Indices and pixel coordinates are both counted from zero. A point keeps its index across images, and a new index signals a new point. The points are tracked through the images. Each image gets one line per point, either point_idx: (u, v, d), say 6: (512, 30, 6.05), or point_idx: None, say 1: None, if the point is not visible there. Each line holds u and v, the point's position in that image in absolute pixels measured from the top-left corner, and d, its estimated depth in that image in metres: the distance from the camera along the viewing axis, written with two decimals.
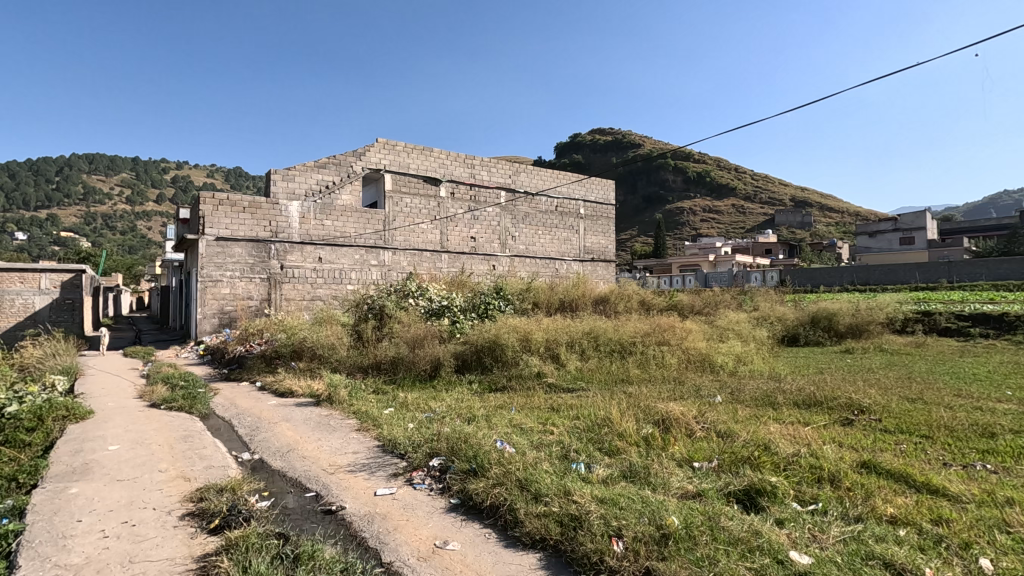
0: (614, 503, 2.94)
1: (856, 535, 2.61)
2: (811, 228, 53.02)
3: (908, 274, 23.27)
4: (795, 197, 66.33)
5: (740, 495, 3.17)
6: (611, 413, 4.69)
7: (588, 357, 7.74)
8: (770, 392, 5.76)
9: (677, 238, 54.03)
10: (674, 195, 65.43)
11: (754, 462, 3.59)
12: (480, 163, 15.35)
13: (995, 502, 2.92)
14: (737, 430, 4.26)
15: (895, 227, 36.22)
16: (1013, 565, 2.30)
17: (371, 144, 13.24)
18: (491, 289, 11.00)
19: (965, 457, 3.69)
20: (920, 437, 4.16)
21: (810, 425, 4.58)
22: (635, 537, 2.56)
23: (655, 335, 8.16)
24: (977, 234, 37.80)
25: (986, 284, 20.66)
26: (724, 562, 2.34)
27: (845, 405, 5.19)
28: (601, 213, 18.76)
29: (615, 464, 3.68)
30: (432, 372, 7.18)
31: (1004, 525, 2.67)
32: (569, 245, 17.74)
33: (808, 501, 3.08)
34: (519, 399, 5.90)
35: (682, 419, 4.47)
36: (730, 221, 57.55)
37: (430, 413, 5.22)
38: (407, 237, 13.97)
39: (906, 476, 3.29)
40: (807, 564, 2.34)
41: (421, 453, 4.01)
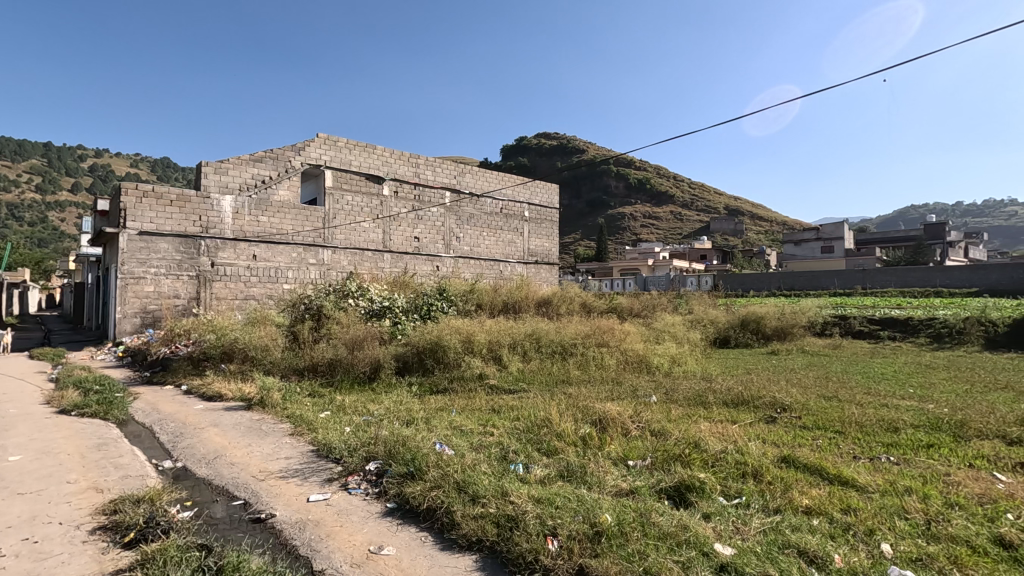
0: (551, 503, 2.99)
1: (774, 526, 2.77)
2: (742, 236, 55.85)
3: (828, 281, 24.93)
4: (728, 206, 69.68)
5: (671, 492, 3.29)
6: (550, 414, 4.75)
7: (530, 358, 7.83)
8: (702, 392, 6.02)
9: (619, 242, 55.46)
10: (616, 200, 67.20)
11: (684, 459, 3.74)
12: (425, 163, 15.22)
13: (897, 491, 3.18)
14: (670, 428, 4.43)
15: (817, 237, 38.75)
16: (910, 547, 2.52)
17: (312, 139, 12.84)
18: (434, 290, 10.92)
19: (872, 450, 4.00)
20: (834, 432, 4.47)
21: (737, 422, 4.82)
22: (570, 535, 2.61)
23: (595, 337, 8.35)
24: (887, 245, 41.03)
25: (895, 291, 22.46)
26: (653, 556, 2.42)
27: (769, 403, 5.50)
28: (545, 217, 19.01)
29: (553, 464, 3.74)
30: (372, 374, 7.04)
31: (903, 512, 2.91)
32: (514, 247, 17.86)
33: (732, 495, 3.25)
34: (460, 401, 5.88)
35: (619, 419, 4.59)
36: (669, 227, 59.73)
37: (368, 416, 5.11)
38: (348, 235, 13.63)
39: (820, 469, 3.52)
40: (730, 555, 2.47)
41: (357, 457, 3.92)
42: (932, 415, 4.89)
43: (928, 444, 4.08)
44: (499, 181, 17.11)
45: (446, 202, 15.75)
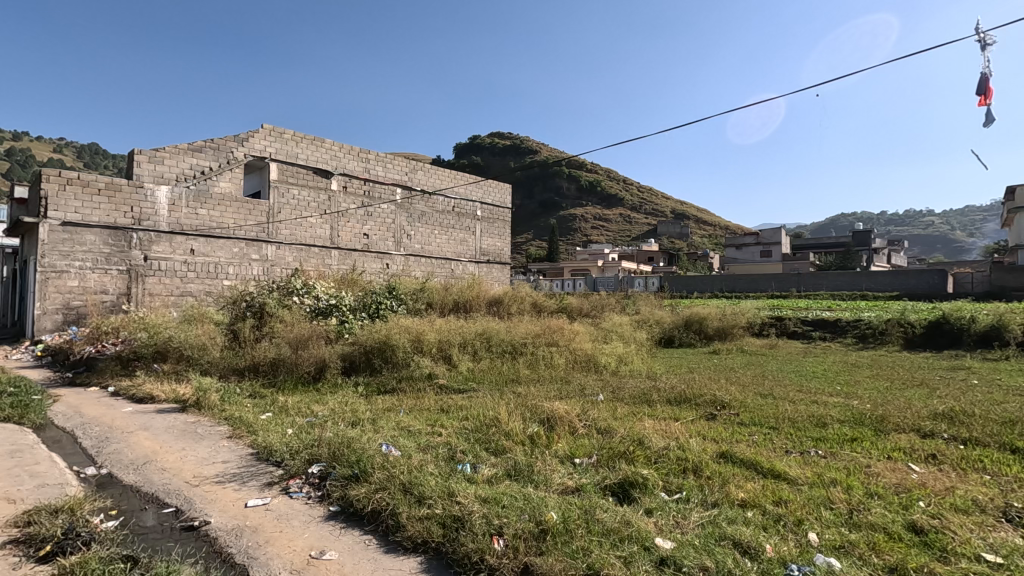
0: (497, 502, 2.99)
1: (712, 519, 2.88)
2: (687, 239, 57.81)
3: (766, 284, 26.15)
4: (675, 210, 71.95)
5: (615, 488, 3.36)
6: (499, 414, 4.77)
7: (480, 357, 7.83)
8: (647, 391, 6.19)
9: (570, 243, 56.25)
10: (568, 202, 68.05)
11: (629, 456, 3.83)
12: (375, 158, 14.94)
13: (824, 482, 3.38)
14: (616, 426, 4.53)
15: (757, 241, 40.59)
16: (834, 536, 2.68)
17: (256, 129, 12.35)
18: (384, 288, 10.73)
19: (803, 445, 4.23)
20: (768, 428, 4.70)
21: (679, 420, 4.99)
22: (515, 534, 2.63)
23: (544, 336, 8.44)
24: (820, 250, 43.43)
25: (826, 294, 23.80)
26: (597, 552, 2.47)
27: (709, 401, 5.72)
28: (497, 216, 19.04)
29: (500, 463, 3.75)
30: (317, 374, 6.84)
31: (829, 503, 3.08)
32: (465, 246, 17.79)
33: (673, 490, 3.36)
34: (408, 401, 5.81)
35: (567, 417, 4.66)
36: (618, 229, 61.07)
37: (312, 417, 4.96)
38: (294, 231, 13.19)
39: (755, 464, 3.70)
40: (670, 548, 2.54)
41: (299, 460, 3.80)
42: (857, 411, 5.22)
43: (853, 438, 4.35)
44: (452, 179, 17.00)
45: (397, 198, 15.51)
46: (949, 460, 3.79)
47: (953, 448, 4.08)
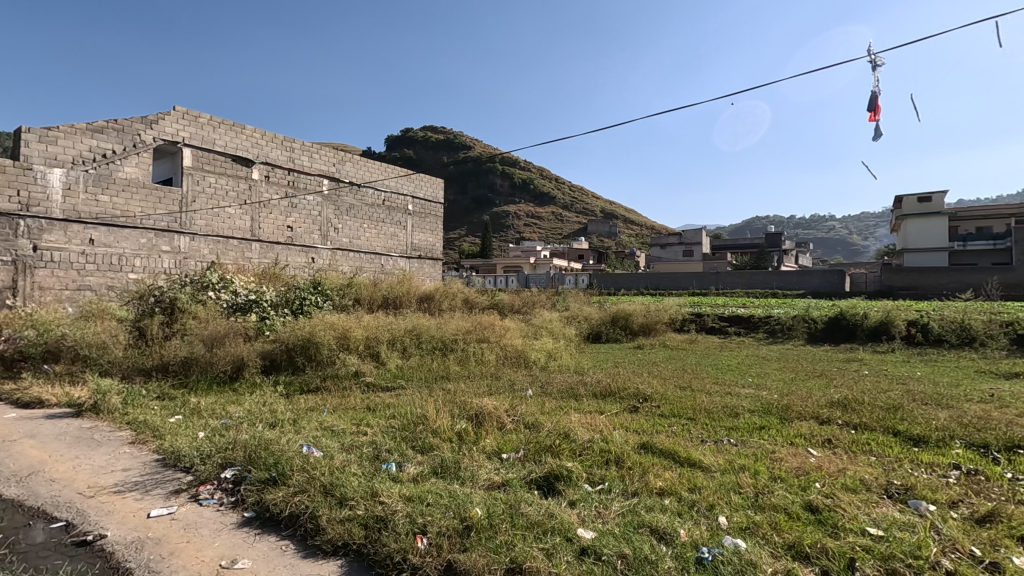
0: (422, 500, 2.96)
1: (632, 508, 3.00)
2: (615, 238, 59.79)
3: (688, 282, 27.50)
4: (605, 210, 74.10)
5: (541, 482, 3.42)
6: (427, 411, 4.71)
7: (410, 354, 7.72)
8: (574, 385, 6.34)
9: (503, 240, 56.48)
10: (502, 198, 68.27)
11: (555, 449, 3.91)
12: (301, 148, 14.34)
13: (734, 468, 3.60)
14: (543, 421, 4.59)
15: (680, 241, 42.60)
16: (741, 518, 2.85)
17: (167, 111, 11.48)
18: (308, 283, 10.31)
19: (716, 434, 4.48)
20: (686, 419, 4.94)
21: (604, 413, 5.15)
22: (439, 532, 2.61)
23: (475, 333, 8.45)
24: (737, 251, 46.18)
25: (741, 292, 25.37)
26: (520, 545, 2.49)
27: (633, 394, 5.94)
28: (428, 211, 18.82)
29: (426, 461, 3.71)
30: (234, 373, 6.47)
31: (738, 488, 3.28)
32: (396, 241, 17.45)
33: (596, 482, 3.45)
34: (333, 400, 5.62)
35: (494, 413, 4.68)
36: (550, 228, 62.07)
37: (226, 419, 4.69)
38: (209, 221, 12.38)
39: (673, 454, 3.87)
40: (591, 538, 2.62)
41: (210, 464, 3.58)
42: (765, 400, 5.61)
43: (761, 426, 4.67)
44: (382, 172, 16.61)
45: (324, 190, 14.95)
46: (841, 444, 4.16)
47: (846, 433, 4.46)
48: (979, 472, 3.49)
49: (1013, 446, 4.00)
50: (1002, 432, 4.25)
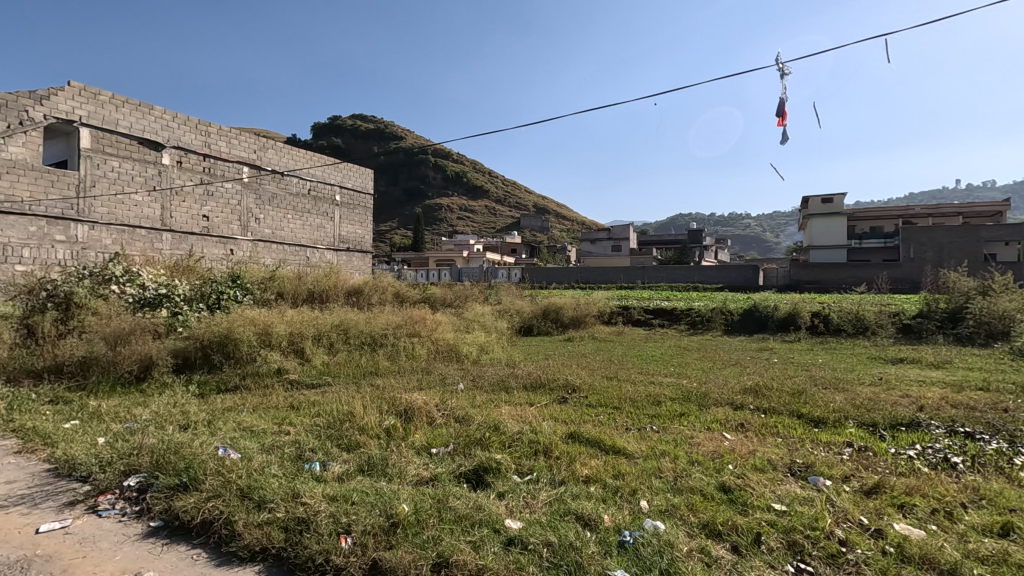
0: (346, 499, 2.88)
1: (559, 496, 3.07)
2: (548, 232, 60.67)
3: (616, 276, 28.38)
4: (538, 205, 75.04)
5: (470, 475, 3.42)
6: (354, 408, 4.58)
7: (337, 350, 7.49)
8: (505, 378, 6.39)
9: (436, 233, 55.83)
10: (434, 191, 67.39)
11: (484, 442, 3.92)
12: (217, 132, 13.46)
13: (655, 454, 3.77)
14: (473, 414, 4.59)
15: (609, 236, 43.91)
16: (660, 501, 2.99)
17: (60, 87, 10.39)
18: (225, 276, 9.74)
19: (640, 422, 4.67)
20: (613, 408, 5.12)
21: (534, 404, 5.23)
22: (364, 531, 2.56)
23: (405, 327, 8.32)
24: (662, 246, 48.18)
25: (665, 285, 26.52)
26: (447, 539, 2.49)
27: (562, 385, 6.07)
28: (357, 203, 18.28)
29: (353, 459, 3.61)
30: (141, 374, 6.00)
31: (659, 472, 3.44)
32: (323, 233, 16.83)
33: (525, 472, 3.50)
34: (253, 399, 5.34)
35: (424, 408, 4.63)
36: (483, 222, 62.06)
37: (131, 422, 4.34)
38: (113, 209, 11.38)
39: (600, 442, 3.99)
40: (518, 528, 2.65)
41: (111, 472, 3.30)
42: (685, 388, 5.90)
43: (682, 413, 4.91)
44: (307, 160, 15.93)
45: (243, 178, 14.14)
46: (753, 427, 4.45)
47: (757, 417, 4.78)
48: (868, 448, 3.85)
49: (897, 424, 4.44)
50: (888, 411, 4.72)
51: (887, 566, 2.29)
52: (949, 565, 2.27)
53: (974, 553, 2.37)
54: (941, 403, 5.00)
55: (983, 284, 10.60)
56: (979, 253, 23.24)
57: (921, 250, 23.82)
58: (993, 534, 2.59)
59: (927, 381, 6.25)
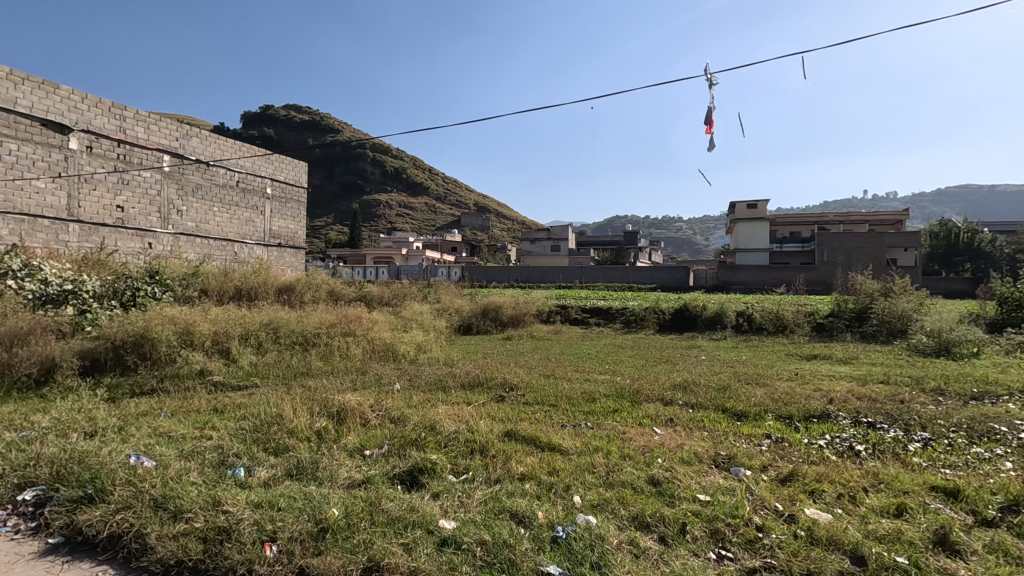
0: (273, 505, 2.76)
1: (494, 495, 3.08)
2: (488, 231, 60.71)
3: (555, 275, 28.78)
4: (478, 204, 74.99)
5: (404, 476, 3.36)
6: (283, 410, 4.40)
7: (265, 350, 7.17)
8: (443, 377, 6.33)
9: (374, 230, 54.58)
10: (373, 186, 65.83)
11: (420, 442, 3.88)
12: (134, 117, 12.54)
13: (589, 450, 3.86)
14: (408, 414, 4.52)
15: (548, 236, 44.51)
16: (593, 496, 3.06)
17: None
18: (142, 272, 9.08)
19: (576, 418, 4.77)
20: (549, 405, 5.20)
21: (472, 403, 5.22)
22: (291, 537, 2.46)
23: (340, 326, 8.07)
24: (599, 246, 49.39)
25: (602, 284, 27.17)
26: (379, 543, 2.43)
27: (500, 383, 6.09)
28: (290, 196, 17.56)
29: (280, 463, 3.47)
30: (42, 378, 5.49)
31: (592, 468, 3.52)
32: (252, 227, 16.04)
33: (460, 472, 3.48)
34: (173, 402, 5.01)
35: (358, 409, 4.51)
36: (423, 219, 61.26)
37: (28, 431, 3.95)
38: (10, 196, 10.33)
39: (536, 439, 4.04)
40: (452, 528, 2.63)
41: (2, 486, 2.99)
42: (619, 385, 6.08)
43: (615, 409, 5.06)
44: (236, 151, 15.13)
45: (164, 167, 13.23)
46: (681, 422, 4.64)
47: (685, 412, 4.99)
48: (785, 439, 4.11)
49: (810, 416, 4.77)
50: (802, 405, 5.06)
51: (799, 548, 2.45)
52: (851, 545, 2.46)
53: (874, 532, 2.58)
54: (847, 396, 5.42)
55: (885, 286, 11.57)
56: (883, 257, 25.37)
57: (833, 254, 25.73)
58: (890, 514, 2.83)
59: (836, 375, 6.76)
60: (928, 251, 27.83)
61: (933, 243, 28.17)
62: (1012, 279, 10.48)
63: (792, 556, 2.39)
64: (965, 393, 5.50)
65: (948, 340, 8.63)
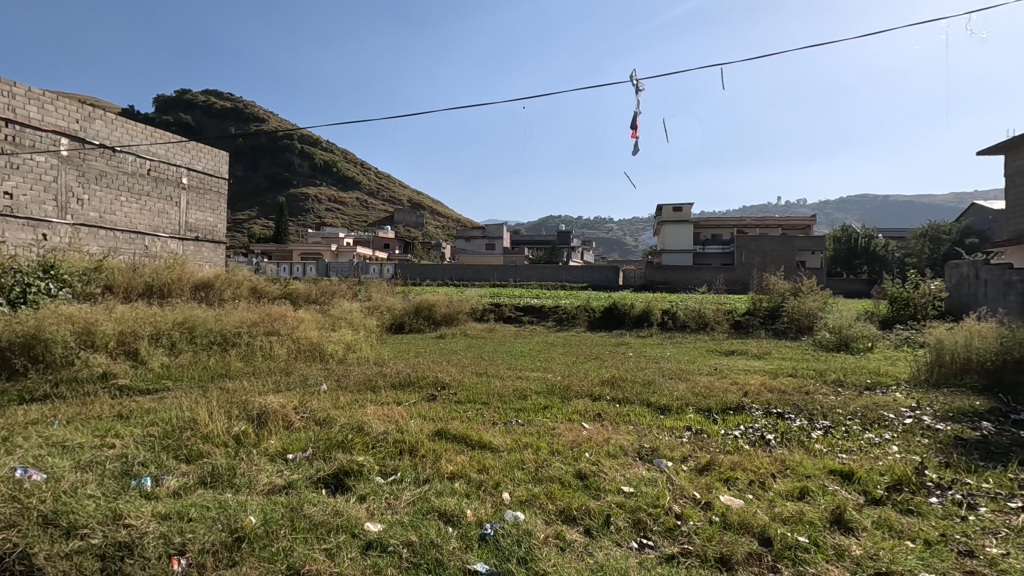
0: (183, 516, 2.59)
1: (423, 495, 3.04)
2: (422, 228, 59.88)
3: (489, 273, 28.84)
4: (412, 201, 73.85)
5: (329, 480, 3.25)
6: (197, 414, 4.12)
7: (179, 351, 6.71)
8: (372, 377, 6.18)
9: (302, 224, 52.44)
10: (301, 179, 63.17)
11: (346, 444, 3.76)
12: (25, 95, 11.37)
13: (519, 446, 3.89)
14: (335, 416, 4.38)
15: (483, 235, 44.52)
16: (521, 492, 3.10)
17: None
18: (34, 265, 8.24)
19: (507, 416, 4.80)
20: (481, 403, 5.19)
21: (403, 403, 5.12)
22: (202, 549, 2.32)
23: (263, 325, 7.68)
24: (533, 246, 50.01)
25: (536, 283, 27.50)
26: (299, 549, 2.34)
27: (431, 382, 6.03)
28: (209, 187, 16.50)
29: (192, 471, 3.26)
30: None
31: (521, 464, 3.55)
32: (165, 219, 14.94)
33: (389, 473, 3.41)
34: (70, 409, 4.58)
35: (280, 412, 4.31)
36: (354, 215, 59.50)
37: None
38: None
39: (466, 438, 4.02)
40: (378, 531, 2.57)
41: None
42: (550, 382, 6.18)
43: (545, 406, 5.13)
44: (146, 136, 14.05)
45: (61, 151, 12.07)
46: (609, 417, 4.78)
47: (612, 407, 5.15)
48: (704, 431, 4.34)
49: (727, 408, 5.06)
50: (720, 398, 5.36)
51: (713, 533, 2.59)
52: (760, 528, 2.63)
53: (780, 515, 2.77)
54: (760, 389, 5.79)
55: (794, 286, 12.48)
56: (793, 259, 27.32)
57: (750, 256, 27.42)
58: (794, 497, 3.05)
59: (751, 370, 7.20)
60: (831, 254, 30.19)
61: (836, 247, 30.63)
62: (901, 280, 11.58)
63: (707, 541, 2.53)
64: (860, 384, 6.03)
65: (847, 335, 9.41)
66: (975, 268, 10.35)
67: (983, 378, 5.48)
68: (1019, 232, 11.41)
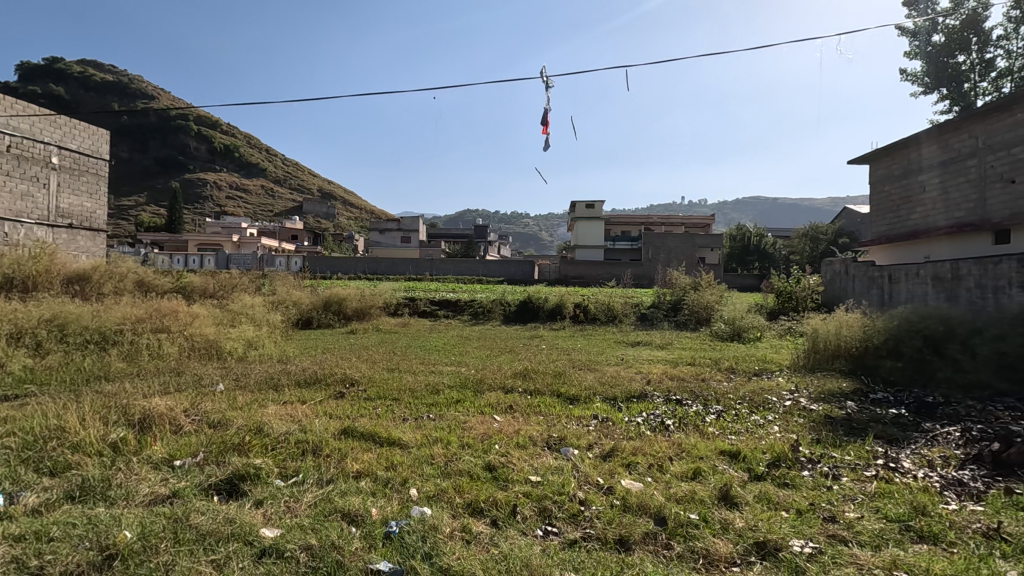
0: (44, 536, 2.31)
1: (326, 495, 2.92)
2: (334, 219, 57.58)
3: (404, 267, 28.24)
4: (324, 191, 70.77)
5: (222, 486, 3.03)
6: (67, 420, 3.69)
7: (47, 351, 5.98)
8: (275, 375, 5.85)
9: (199, 213, 48.49)
10: (198, 164, 58.34)
11: (243, 447, 3.53)
12: None
13: (429, 441, 3.85)
14: (232, 417, 4.10)
15: (399, 228, 43.57)
16: (430, 487, 3.06)
17: None
18: None
19: (418, 411, 4.73)
20: (390, 400, 5.07)
21: (307, 402, 4.88)
22: (64, 571, 2.08)
23: (149, 321, 7.03)
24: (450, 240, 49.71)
25: (452, 277, 27.27)
26: (183, 563, 2.17)
27: (339, 379, 5.80)
28: (86, 168, 14.80)
29: (58, 485, 2.91)
30: None
31: (431, 459, 3.51)
32: (30, 203, 13.23)
33: (289, 475, 3.24)
34: None
35: (168, 415, 3.96)
36: (259, 204, 55.96)
37: None
38: None
39: (374, 435, 3.91)
40: (274, 536, 2.43)
41: None
42: (463, 376, 6.16)
43: (458, 400, 5.11)
44: (4, 108, 12.35)
45: None
46: (520, 408, 4.86)
47: (523, 398, 5.23)
48: (609, 419, 4.52)
49: (631, 396, 5.31)
50: (625, 387, 5.61)
51: (614, 516, 2.71)
52: (656, 508, 2.78)
53: (675, 495, 2.94)
54: (662, 377, 6.15)
55: (694, 281, 13.34)
56: (694, 256, 29.19)
57: (656, 252, 28.97)
58: (688, 478, 3.26)
59: (654, 360, 7.60)
60: (727, 251, 32.55)
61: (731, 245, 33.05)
62: (785, 275, 12.73)
63: (608, 524, 2.64)
64: (749, 370, 6.56)
65: (740, 326, 10.19)
66: (845, 265, 11.60)
67: (849, 363, 6.16)
68: (881, 232, 12.93)
